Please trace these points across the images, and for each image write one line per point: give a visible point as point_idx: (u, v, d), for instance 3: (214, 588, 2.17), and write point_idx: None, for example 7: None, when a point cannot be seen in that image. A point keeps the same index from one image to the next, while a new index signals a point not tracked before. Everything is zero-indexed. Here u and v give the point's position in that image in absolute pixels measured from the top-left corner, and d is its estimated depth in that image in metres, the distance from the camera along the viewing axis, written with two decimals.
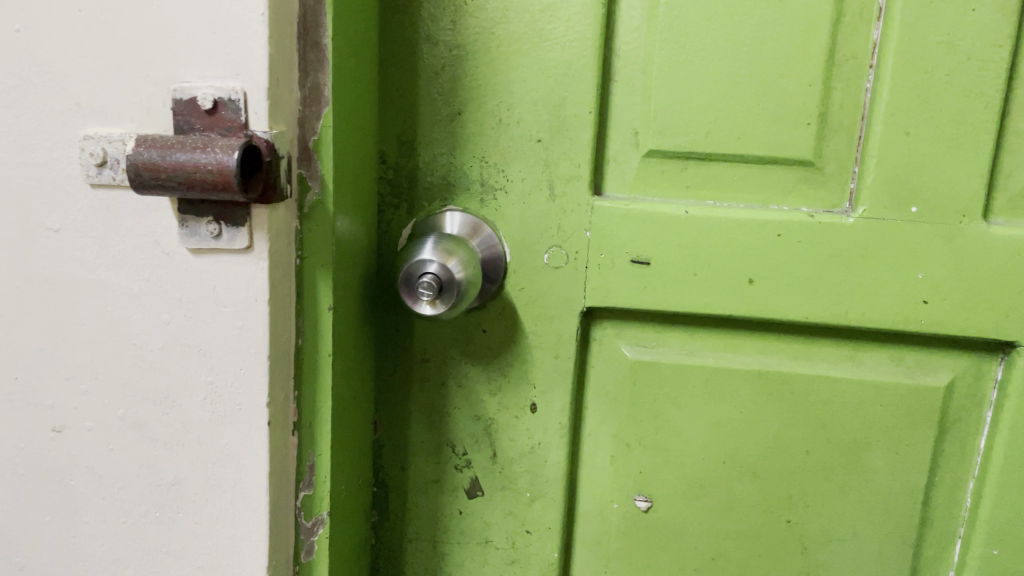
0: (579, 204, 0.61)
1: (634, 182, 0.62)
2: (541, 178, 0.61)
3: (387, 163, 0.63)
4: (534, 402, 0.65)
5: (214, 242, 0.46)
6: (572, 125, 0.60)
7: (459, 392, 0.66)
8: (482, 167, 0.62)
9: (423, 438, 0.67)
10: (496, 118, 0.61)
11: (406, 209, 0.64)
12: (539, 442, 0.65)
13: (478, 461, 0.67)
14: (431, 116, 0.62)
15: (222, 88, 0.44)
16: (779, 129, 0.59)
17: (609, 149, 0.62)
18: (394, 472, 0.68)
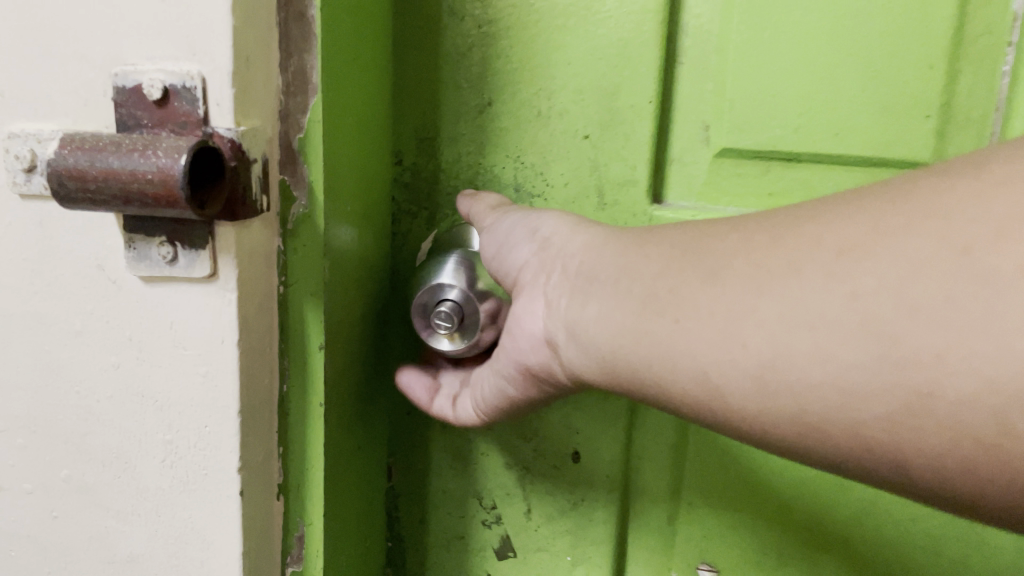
0: (634, 213, 0.51)
1: (703, 188, 0.51)
2: (589, 181, 0.51)
3: (404, 164, 0.53)
4: (577, 450, 0.54)
5: (168, 268, 0.36)
6: (628, 118, 0.49)
7: (489, 435, 0.55)
8: (517, 169, 0.51)
9: (446, 487, 0.57)
10: (534, 110, 0.50)
11: (428, 216, 0.53)
12: (583, 497, 0.55)
13: (509, 517, 0.56)
14: (457, 108, 0.51)
15: (174, 73, 0.34)
16: (889, 124, 0.47)
17: (673, 147, 0.51)
18: (411, 525, 0.58)
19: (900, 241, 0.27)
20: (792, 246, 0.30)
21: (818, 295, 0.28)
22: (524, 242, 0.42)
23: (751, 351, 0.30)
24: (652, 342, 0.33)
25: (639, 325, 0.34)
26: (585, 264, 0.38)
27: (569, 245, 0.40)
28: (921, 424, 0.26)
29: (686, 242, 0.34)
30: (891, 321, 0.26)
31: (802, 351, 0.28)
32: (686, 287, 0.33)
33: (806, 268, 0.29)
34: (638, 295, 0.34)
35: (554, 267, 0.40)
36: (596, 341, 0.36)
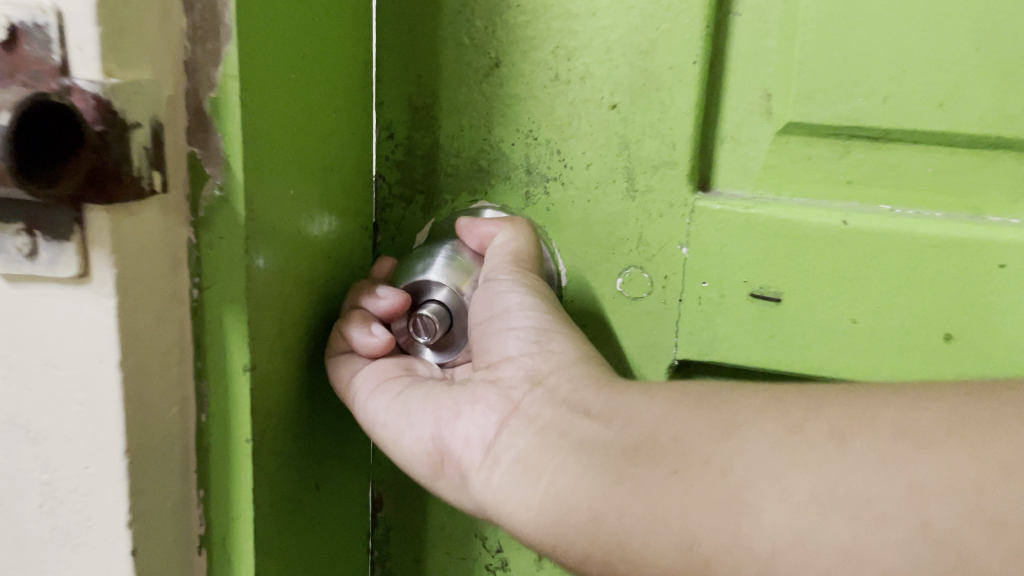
0: (671, 204, 0.40)
1: (762, 173, 0.40)
2: (616, 163, 0.41)
3: (396, 137, 0.45)
4: None
5: (29, 265, 0.28)
6: (666, 83, 0.39)
7: None
8: (529, 146, 0.42)
9: (445, 522, 0.49)
10: (550, 73, 0.41)
11: (425, 200, 0.45)
12: None
13: (516, 562, 0.48)
14: (458, 70, 0.42)
15: (23, 7, 0.26)
16: (1011, 93, 0.36)
17: (725, 120, 0.40)
18: (403, 563, 0.51)
19: (958, 454, 0.26)
20: (836, 416, 0.29)
21: (863, 484, 0.27)
22: (500, 333, 0.37)
23: (767, 529, 0.27)
24: (640, 493, 0.30)
25: (628, 474, 0.30)
26: (580, 392, 0.34)
27: (567, 368, 0.36)
28: None
29: (704, 395, 0.32)
30: (947, 539, 0.25)
31: (831, 543, 0.26)
32: (698, 445, 0.30)
33: (857, 453, 0.27)
34: (640, 442, 0.31)
35: (549, 385, 0.35)
36: (559, 474, 0.32)
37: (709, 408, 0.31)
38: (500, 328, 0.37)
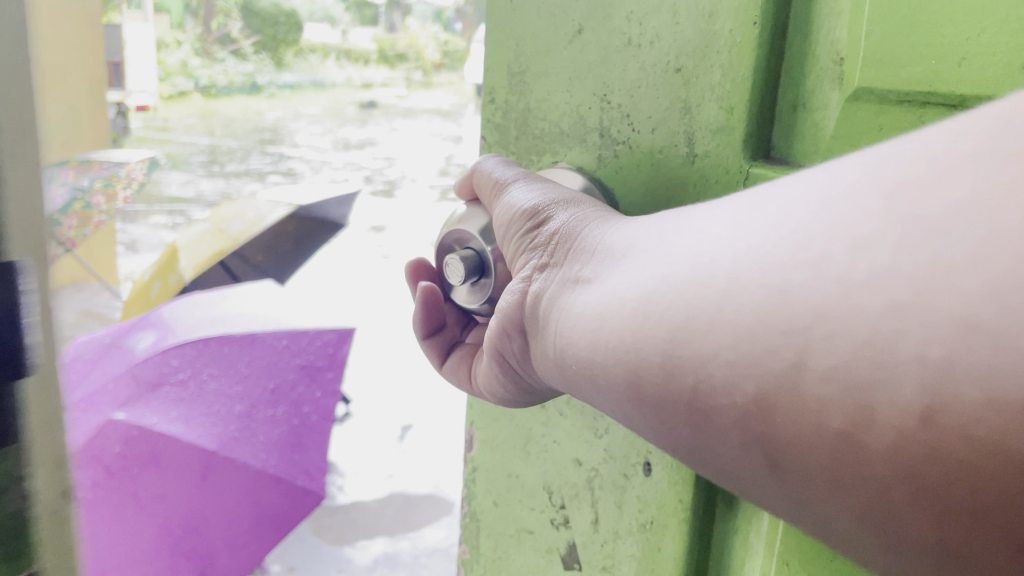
0: (726, 168, 0.40)
1: (833, 141, 0.39)
2: (678, 127, 0.42)
3: (496, 103, 0.51)
4: (647, 461, 0.48)
5: None
6: (724, 44, 0.39)
7: (563, 423, 0.53)
8: (605, 111, 0.45)
9: (526, 473, 0.56)
10: (624, 38, 0.43)
11: (520, 160, 0.51)
12: (651, 520, 0.48)
13: (576, 521, 0.53)
14: (548, 37, 0.47)
15: None
16: None
17: (815, 84, 0.40)
18: (483, 504, 0.61)
19: (818, 215, 0.25)
20: (734, 211, 0.29)
21: (737, 272, 0.26)
22: (512, 221, 0.41)
23: (663, 338, 0.29)
24: (598, 329, 0.32)
25: (583, 319, 0.34)
26: (550, 248, 0.38)
27: (559, 230, 0.38)
28: (824, 434, 0.23)
29: (651, 224, 0.33)
30: (800, 300, 0.24)
31: (711, 334, 0.27)
32: (629, 272, 0.32)
33: (737, 242, 0.27)
34: (590, 282, 0.35)
35: (536, 246, 0.39)
36: (559, 329, 0.36)
37: (645, 234, 0.33)
38: (504, 222, 0.42)
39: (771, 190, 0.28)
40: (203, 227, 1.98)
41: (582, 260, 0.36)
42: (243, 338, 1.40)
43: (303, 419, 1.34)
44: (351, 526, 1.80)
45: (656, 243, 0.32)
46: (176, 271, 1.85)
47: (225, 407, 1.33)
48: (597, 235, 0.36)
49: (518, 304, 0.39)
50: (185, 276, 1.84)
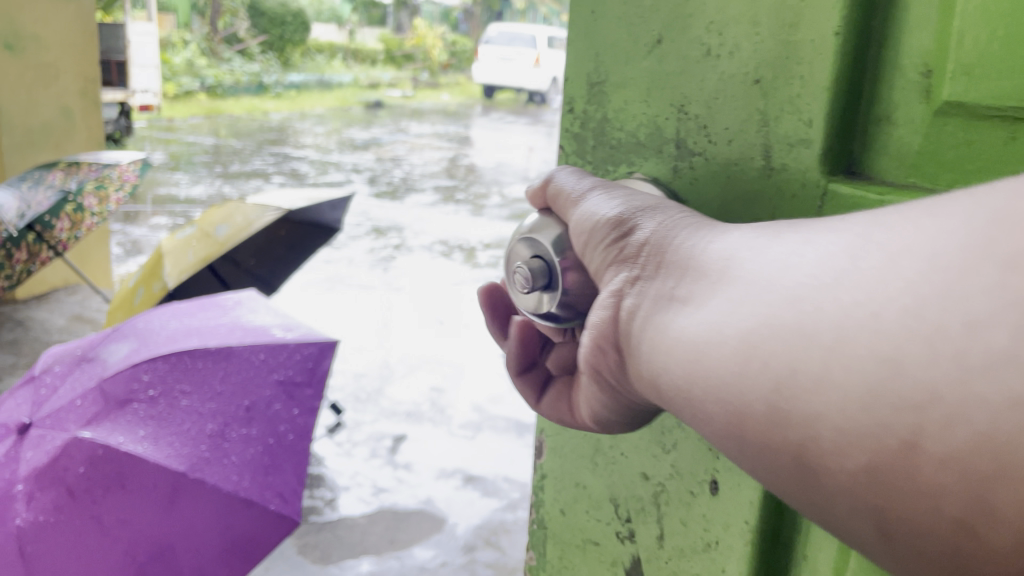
0: (804, 182, 0.40)
1: (917, 158, 0.38)
2: (757, 139, 0.42)
3: (573, 112, 0.51)
4: (714, 481, 0.50)
5: None
6: (805, 56, 0.39)
7: (631, 439, 0.55)
8: (682, 122, 0.45)
9: (593, 485, 0.59)
10: (703, 47, 0.43)
11: (597, 170, 0.51)
12: (716, 538, 0.50)
13: (640, 533, 0.56)
14: (629, 46, 0.47)
15: None
16: None
17: (893, 105, 0.39)
18: (550, 511, 0.63)
19: (931, 265, 0.22)
20: (826, 241, 0.26)
21: (835, 319, 0.24)
22: (588, 226, 0.39)
23: (749, 378, 0.26)
24: (674, 358, 0.30)
25: (656, 343, 0.31)
26: (624, 260, 0.36)
27: (634, 241, 0.36)
28: (939, 512, 0.21)
29: (735, 242, 0.30)
30: (912, 362, 0.22)
31: (806, 385, 0.24)
32: (714, 298, 0.29)
33: (833, 278, 0.25)
34: (666, 299, 0.32)
35: (610, 254, 0.37)
36: (630, 350, 0.33)
37: (731, 254, 0.30)
38: (581, 228, 0.40)
39: (868, 222, 0.25)
40: (190, 231, 1.83)
41: (655, 276, 0.33)
42: (217, 350, 1.17)
43: (262, 439, 1.14)
44: (337, 544, 1.60)
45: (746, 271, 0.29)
46: (160, 278, 1.74)
47: (197, 424, 1.09)
48: (678, 249, 0.33)
49: (585, 317, 0.37)
50: (169, 283, 1.72)
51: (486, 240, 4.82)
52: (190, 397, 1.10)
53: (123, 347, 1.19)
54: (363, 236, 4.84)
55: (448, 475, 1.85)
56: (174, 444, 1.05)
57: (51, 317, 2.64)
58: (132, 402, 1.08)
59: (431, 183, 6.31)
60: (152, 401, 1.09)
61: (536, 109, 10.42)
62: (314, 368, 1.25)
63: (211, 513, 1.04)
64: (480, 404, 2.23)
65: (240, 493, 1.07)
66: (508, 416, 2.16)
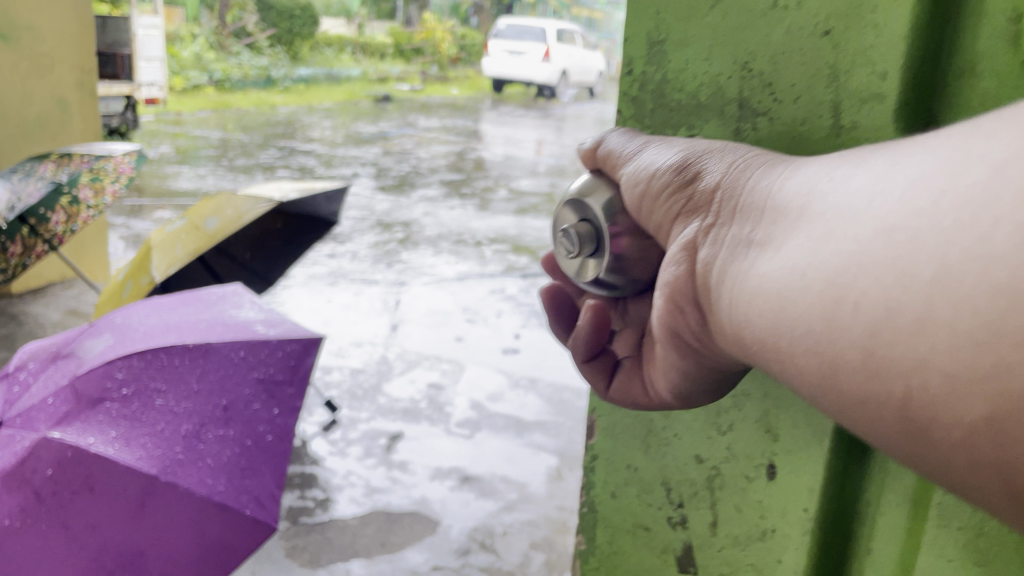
0: (872, 120, 0.59)
1: (987, 86, 0.55)
2: (826, 82, 0.61)
3: (634, 73, 0.74)
4: (770, 467, 0.72)
5: None
6: (876, 8, 0.57)
7: (680, 441, 0.80)
8: (745, 83, 0.66)
9: (652, 476, 0.83)
10: (773, 10, 0.63)
11: (655, 121, 0.73)
12: (772, 505, 0.73)
13: (690, 516, 0.81)
14: (699, 19, 0.68)
15: None
16: None
17: (963, 47, 0.56)
18: (603, 496, 0.89)
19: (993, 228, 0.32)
20: (911, 202, 0.35)
21: (923, 267, 0.34)
22: (702, 197, 0.51)
23: (855, 316, 0.37)
24: (793, 306, 0.40)
25: (775, 292, 0.42)
26: (732, 224, 0.48)
27: (742, 212, 0.47)
28: (1004, 417, 0.31)
29: (838, 209, 0.39)
30: (978, 301, 0.32)
31: (902, 319, 0.34)
32: (823, 256, 0.39)
33: (918, 233, 0.34)
34: (770, 253, 0.43)
35: (719, 218, 0.49)
36: (744, 300, 0.44)
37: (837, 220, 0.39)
38: (687, 191, 0.52)
39: (945, 189, 0.34)
40: (180, 224, 1.80)
41: (761, 236, 0.45)
42: (195, 347, 1.12)
43: (240, 440, 1.07)
44: (327, 546, 1.54)
45: (829, 212, 0.40)
46: (149, 271, 1.70)
47: (172, 424, 1.02)
48: (787, 220, 0.43)
49: (700, 270, 0.50)
50: (157, 275, 1.67)
51: (492, 235, 4.76)
52: (166, 396, 1.05)
53: (99, 343, 1.13)
54: (367, 230, 4.79)
55: (444, 475, 1.79)
56: (147, 445, 0.98)
57: (46, 311, 2.60)
58: (105, 401, 1.03)
59: (437, 177, 6.25)
60: (125, 400, 1.03)
61: (545, 104, 10.33)
62: (298, 367, 1.20)
63: (182, 518, 0.96)
64: (480, 401, 2.17)
65: (216, 497, 1.00)
66: (508, 413, 2.11)
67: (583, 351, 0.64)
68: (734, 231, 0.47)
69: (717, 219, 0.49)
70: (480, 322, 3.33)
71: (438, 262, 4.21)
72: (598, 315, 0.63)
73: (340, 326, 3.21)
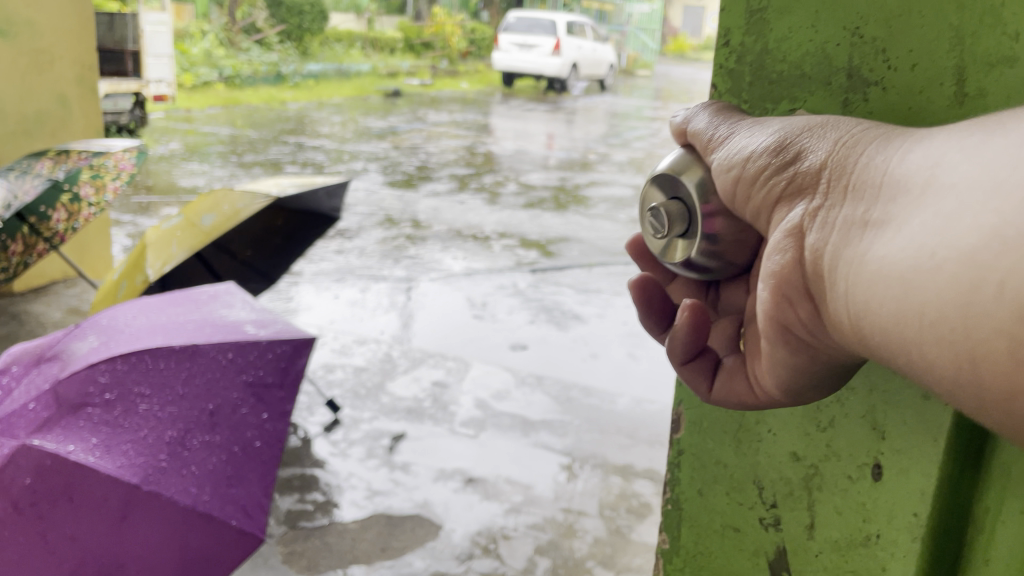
0: (996, 87, 0.58)
1: None
2: (949, 47, 0.60)
3: (731, 44, 0.75)
4: (877, 468, 0.68)
5: None
6: None
7: (778, 437, 0.77)
8: (856, 51, 0.66)
9: (746, 474, 0.81)
10: None
11: (754, 94, 0.74)
12: (876, 506, 0.69)
13: (784, 517, 0.78)
14: None
15: None
16: None
17: None
18: (688, 494, 0.88)
19: None
20: None
21: None
22: (804, 178, 0.51)
23: (996, 295, 0.37)
24: (917, 287, 0.41)
25: (897, 274, 0.42)
26: (840, 206, 0.48)
27: (852, 192, 0.48)
28: None
29: (961, 187, 0.40)
30: None
31: None
32: (949, 235, 0.40)
33: None
34: (889, 235, 0.44)
35: (825, 199, 0.50)
36: (861, 282, 0.45)
37: (962, 197, 0.40)
38: (786, 175, 0.52)
39: None
40: (175, 221, 1.76)
41: (878, 216, 0.46)
42: (182, 349, 1.07)
43: (226, 445, 1.03)
44: (327, 551, 1.50)
45: (952, 189, 0.41)
46: (144, 270, 1.66)
47: (155, 431, 0.97)
48: (903, 198, 0.44)
49: (806, 254, 0.50)
50: (150, 274, 1.64)
51: (500, 230, 4.71)
52: (149, 401, 1.00)
53: (85, 345, 1.08)
54: (374, 226, 4.74)
55: (448, 476, 1.74)
56: (129, 453, 0.94)
57: (48, 310, 2.57)
58: (87, 407, 0.97)
59: (446, 171, 6.19)
60: (107, 405, 0.98)
61: (556, 97, 10.25)
62: (288, 367, 1.16)
63: (166, 531, 0.92)
64: (485, 400, 2.12)
65: (200, 507, 0.95)
66: (514, 412, 2.07)
67: (679, 351, 0.63)
68: (847, 212, 0.48)
69: (824, 201, 0.49)
70: (488, 318, 3.28)
71: (446, 258, 4.16)
72: (694, 317, 0.61)
73: (346, 323, 3.17)
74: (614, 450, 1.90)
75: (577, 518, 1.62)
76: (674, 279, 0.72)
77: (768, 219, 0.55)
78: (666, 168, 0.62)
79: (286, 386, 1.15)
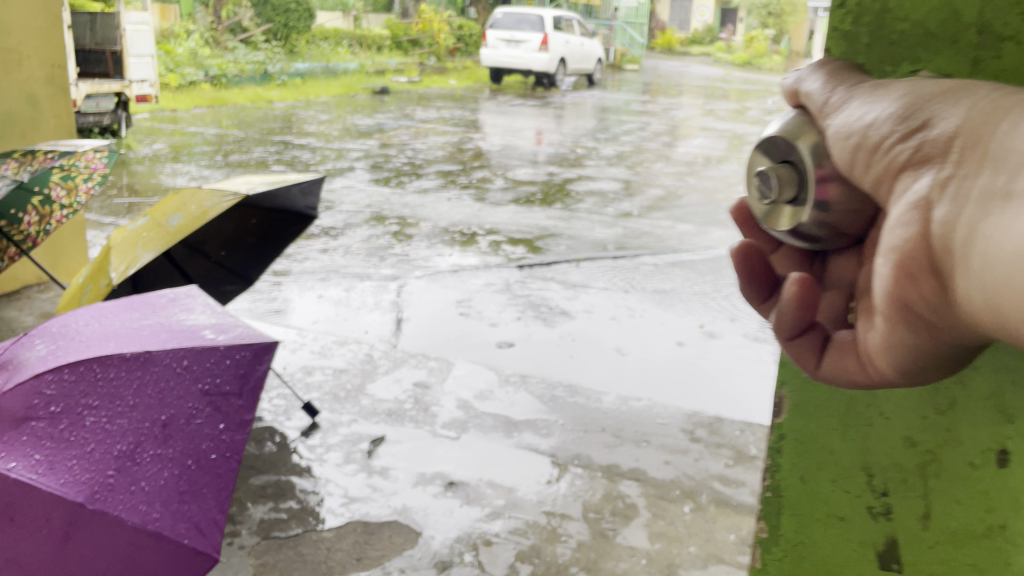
0: None
1: None
2: None
3: (845, 7, 0.76)
4: (1005, 454, 0.67)
5: None
6: None
7: (888, 423, 0.75)
8: (989, 8, 0.68)
9: (850, 461, 0.79)
10: None
11: (868, 56, 0.75)
12: (1003, 495, 0.68)
13: (896, 506, 0.76)
14: None
15: None
16: None
17: None
18: (789, 480, 0.83)
19: None
20: None
21: None
22: (935, 144, 0.45)
23: None
24: None
25: None
26: (978, 173, 0.42)
27: (992, 158, 0.42)
28: None
29: None
30: None
31: None
32: None
33: None
34: None
35: (960, 165, 0.44)
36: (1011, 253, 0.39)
37: None
38: (909, 139, 0.47)
39: None
40: (140, 222, 1.70)
41: None
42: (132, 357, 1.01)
43: (181, 459, 0.98)
44: (300, 563, 1.44)
45: None
46: (107, 272, 1.60)
47: (103, 446, 0.92)
48: None
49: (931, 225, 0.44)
50: (113, 276, 1.58)
51: (488, 226, 4.66)
52: (97, 413, 0.95)
53: (33, 353, 1.02)
54: (360, 224, 4.69)
55: (428, 481, 1.69)
56: (74, 468, 0.89)
57: (20, 315, 2.51)
58: (30, 421, 0.91)
59: (433, 168, 6.13)
60: (53, 418, 0.92)
61: (544, 93, 10.20)
62: (247, 374, 1.09)
63: (112, 553, 0.87)
64: (468, 400, 2.07)
65: (151, 526, 0.90)
66: (497, 413, 2.02)
67: (788, 326, 0.56)
68: (986, 180, 0.42)
69: (959, 167, 0.43)
70: (474, 315, 3.22)
71: (433, 255, 4.11)
72: (804, 291, 0.55)
73: (329, 323, 3.12)
74: (599, 450, 1.86)
75: (561, 522, 1.57)
76: (779, 248, 0.66)
77: (881, 191, 0.48)
78: (779, 131, 0.56)
79: (245, 395, 1.08)
